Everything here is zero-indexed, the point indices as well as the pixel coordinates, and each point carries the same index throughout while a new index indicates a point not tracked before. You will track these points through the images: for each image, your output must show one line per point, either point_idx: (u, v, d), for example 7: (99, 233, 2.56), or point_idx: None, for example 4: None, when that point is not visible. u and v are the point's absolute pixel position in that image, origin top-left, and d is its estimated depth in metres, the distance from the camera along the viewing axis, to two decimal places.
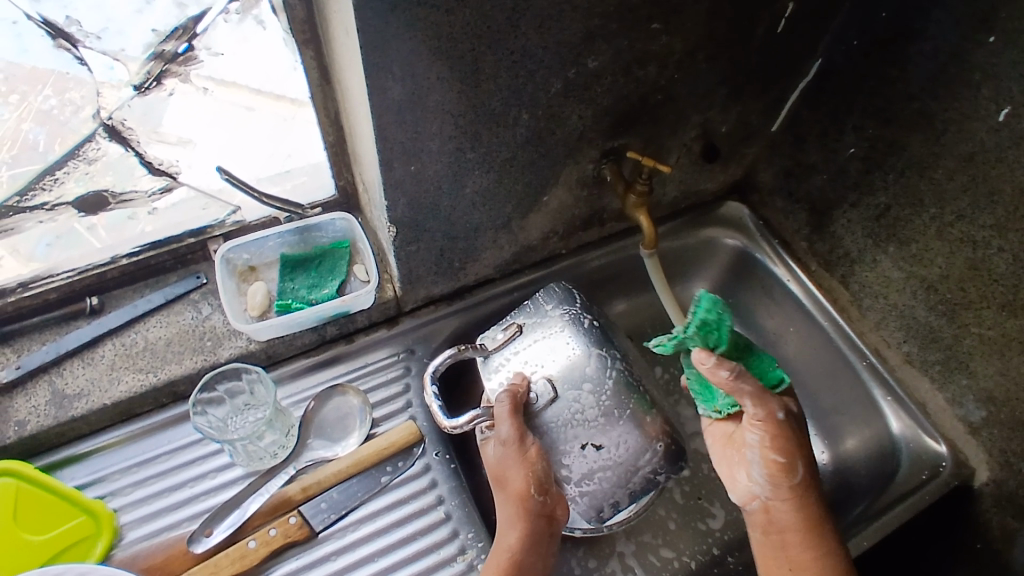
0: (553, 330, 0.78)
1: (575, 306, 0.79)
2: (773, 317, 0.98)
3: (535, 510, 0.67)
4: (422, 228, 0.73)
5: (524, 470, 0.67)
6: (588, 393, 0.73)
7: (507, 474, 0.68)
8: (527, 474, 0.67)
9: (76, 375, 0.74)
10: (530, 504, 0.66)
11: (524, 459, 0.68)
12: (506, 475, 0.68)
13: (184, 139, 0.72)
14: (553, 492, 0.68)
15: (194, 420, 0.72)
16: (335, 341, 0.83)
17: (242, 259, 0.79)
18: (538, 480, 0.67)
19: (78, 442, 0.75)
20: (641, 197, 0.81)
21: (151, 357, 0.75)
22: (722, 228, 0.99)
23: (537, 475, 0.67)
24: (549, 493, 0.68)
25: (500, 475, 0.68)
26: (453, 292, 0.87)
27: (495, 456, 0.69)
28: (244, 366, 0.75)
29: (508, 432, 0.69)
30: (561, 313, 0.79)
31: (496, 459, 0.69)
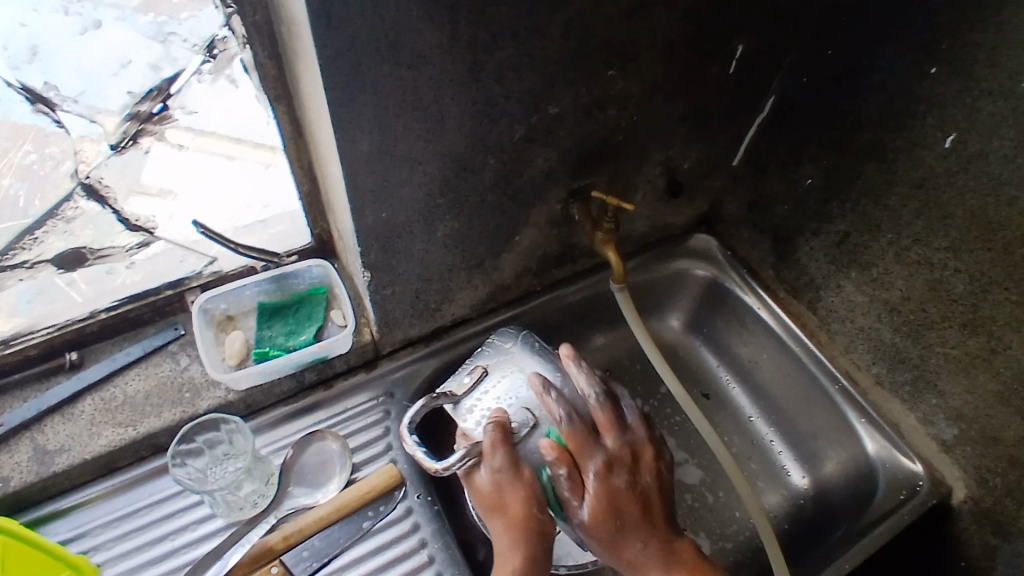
0: (518, 366, 0.74)
1: (533, 346, 0.76)
2: (747, 344, 1.00)
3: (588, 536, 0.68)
4: (397, 271, 0.75)
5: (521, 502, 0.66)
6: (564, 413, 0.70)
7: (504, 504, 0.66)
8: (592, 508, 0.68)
9: (56, 431, 0.73)
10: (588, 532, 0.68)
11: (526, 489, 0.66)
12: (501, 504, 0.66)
13: (164, 190, 0.75)
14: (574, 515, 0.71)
15: (174, 471, 0.72)
16: (314, 387, 0.84)
17: (220, 308, 0.80)
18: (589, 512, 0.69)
19: (58, 498, 0.74)
20: (609, 233, 0.84)
21: (130, 411, 0.75)
22: (692, 260, 1.02)
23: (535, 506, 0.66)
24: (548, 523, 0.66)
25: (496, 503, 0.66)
26: (430, 333, 0.88)
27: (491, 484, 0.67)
28: (223, 416, 0.75)
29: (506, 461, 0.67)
30: (523, 350, 0.75)
31: (491, 489, 0.67)
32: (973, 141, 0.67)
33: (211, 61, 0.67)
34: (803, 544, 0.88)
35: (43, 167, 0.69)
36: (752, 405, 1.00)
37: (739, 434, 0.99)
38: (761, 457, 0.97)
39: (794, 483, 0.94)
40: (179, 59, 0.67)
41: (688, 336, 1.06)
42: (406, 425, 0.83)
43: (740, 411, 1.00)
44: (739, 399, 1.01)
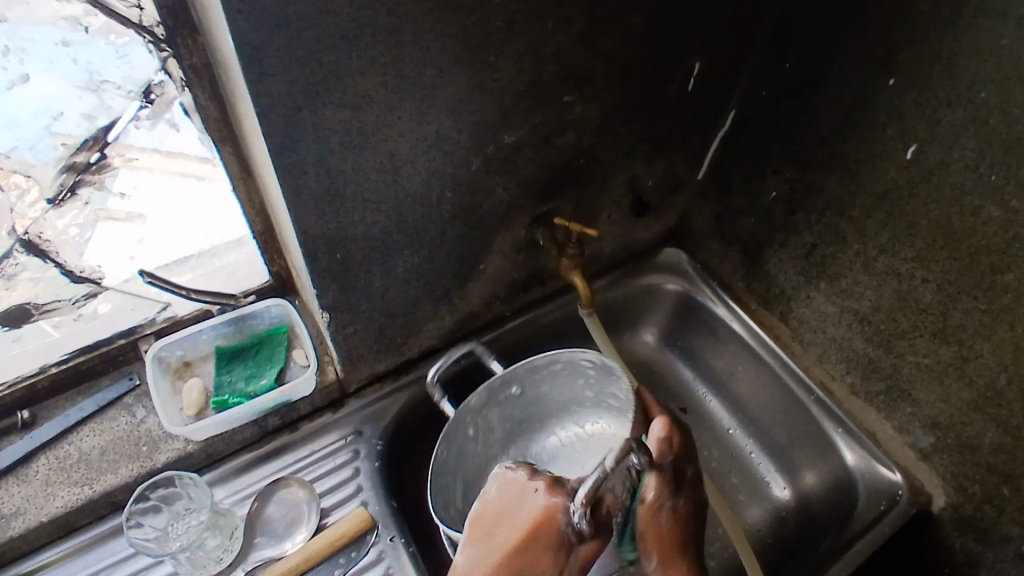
0: (531, 382, 0.74)
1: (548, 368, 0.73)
2: (722, 356, 1.00)
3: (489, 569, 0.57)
4: (358, 310, 0.72)
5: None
6: (500, 384, 0.73)
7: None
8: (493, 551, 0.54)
9: (10, 494, 0.70)
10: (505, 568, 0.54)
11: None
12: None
13: (133, 214, 0.71)
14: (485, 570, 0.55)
15: (128, 534, 0.69)
16: (279, 431, 0.81)
17: (175, 355, 0.77)
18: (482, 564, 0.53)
19: (16, 565, 0.70)
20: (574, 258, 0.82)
21: (86, 468, 0.72)
22: (662, 274, 1.01)
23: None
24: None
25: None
26: (398, 367, 0.86)
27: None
28: (176, 473, 0.71)
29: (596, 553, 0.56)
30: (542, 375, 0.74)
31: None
32: (935, 151, 0.66)
33: (148, 106, 0.63)
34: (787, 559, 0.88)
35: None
36: (730, 418, 0.99)
37: (717, 448, 0.97)
38: (741, 470, 0.96)
39: (776, 495, 0.93)
40: (114, 107, 0.62)
41: (663, 350, 1.04)
42: (377, 464, 0.80)
43: (719, 424, 0.99)
44: (717, 412, 1.00)
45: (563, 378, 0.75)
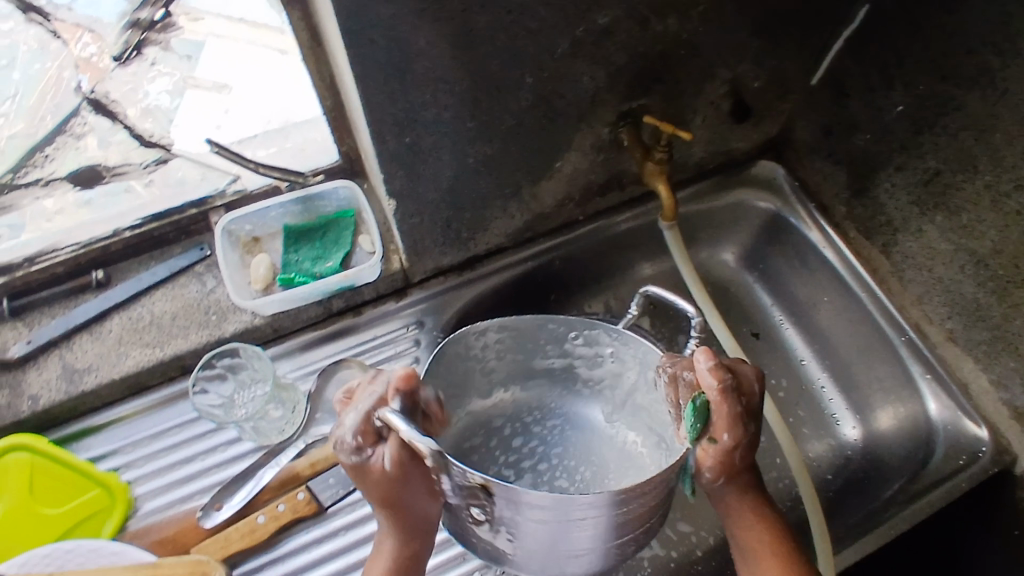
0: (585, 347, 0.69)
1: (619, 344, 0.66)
2: (807, 283, 0.93)
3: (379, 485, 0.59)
4: (424, 199, 0.69)
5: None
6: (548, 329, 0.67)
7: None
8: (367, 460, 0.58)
9: (84, 350, 0.74)
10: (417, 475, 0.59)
11: (375, 555, 0.61)
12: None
13: (219, 83, 0.78)
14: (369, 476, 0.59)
15: (195, 399, 0.72)
16: (343, 313, 0.81)
17: (244, 230, 0.77)
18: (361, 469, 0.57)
19: (93, 414, 0.75)
20: (661, 163, 0.74)
21: (157, 332, 0.74)
22: (755, 190, 0.94)
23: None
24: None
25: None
26: (463, 263, 0.84)
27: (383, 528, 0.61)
28: (242, 345, 0.74)
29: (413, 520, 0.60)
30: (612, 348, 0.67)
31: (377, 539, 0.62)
32: None
33: None
34: (846, 498, 0.84)
35: (43, 94, 0.76)
36: (805, 348, 0.94)
37: (788, 377, 0.93)
38: (810, 403, 0.91)
39: (843, 434, 0.89)
40: None
41: (741, 272, 0.99)
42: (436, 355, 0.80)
43: (792, 353, 0.95)
44: (792, 340, 0.95)
45: (610, 363, 0.69)
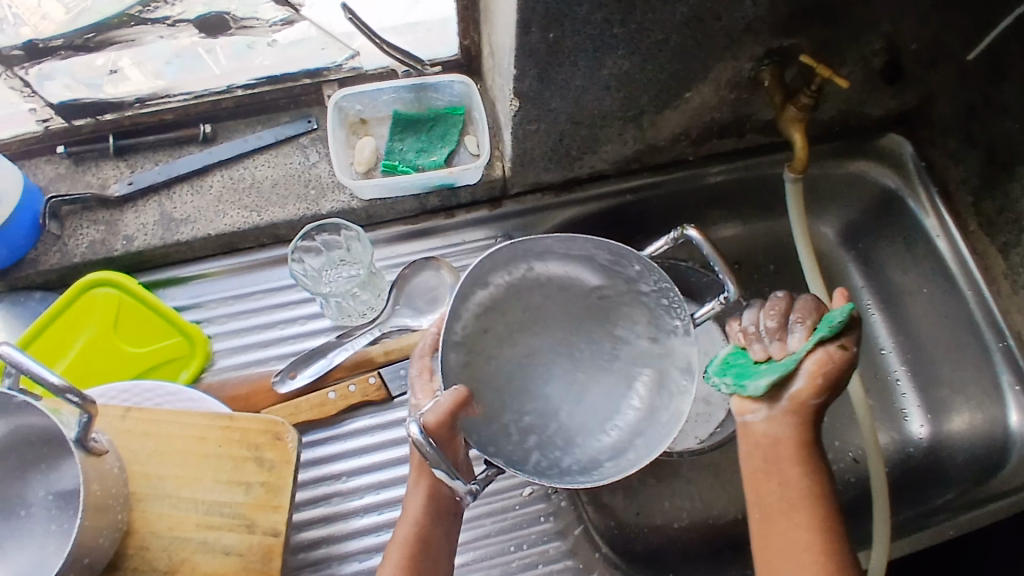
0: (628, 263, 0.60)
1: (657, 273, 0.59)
2: (907, 273, 0.89)
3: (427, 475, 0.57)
4: (547, 106, 0.66)
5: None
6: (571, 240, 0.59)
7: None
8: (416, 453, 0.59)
9: (184, 201, 0.74)
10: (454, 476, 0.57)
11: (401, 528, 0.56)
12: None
13: None
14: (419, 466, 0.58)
15: (292, 266, 0.72)
16: (435, 213, 0.80)
17: (354, 109, 0.76)
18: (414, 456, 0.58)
19: (182, 265, 0.76)
20: (804, 109, 0.70)
21: (256, 196, 0.75)
22: (877, 164, 0.89)
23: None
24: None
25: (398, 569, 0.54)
26: (564, 183, 0.82)
27: (412, 500, 0.57)
28: (346, 224, 0.73)
29: (440, 497, 0.57)
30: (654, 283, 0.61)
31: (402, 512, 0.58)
32: None
33: None
34: (899, 493, 0.84)
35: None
36: (889, 339, 0.91)
37: (864, 363, 0.90)
38: (883, 393, 0.90)
39: (910, 431, 0.87)
40: None
41: (840, 248, 0.95)
42: None
43: (873, 340, 0.92)
44: (877, 328, 0.92)
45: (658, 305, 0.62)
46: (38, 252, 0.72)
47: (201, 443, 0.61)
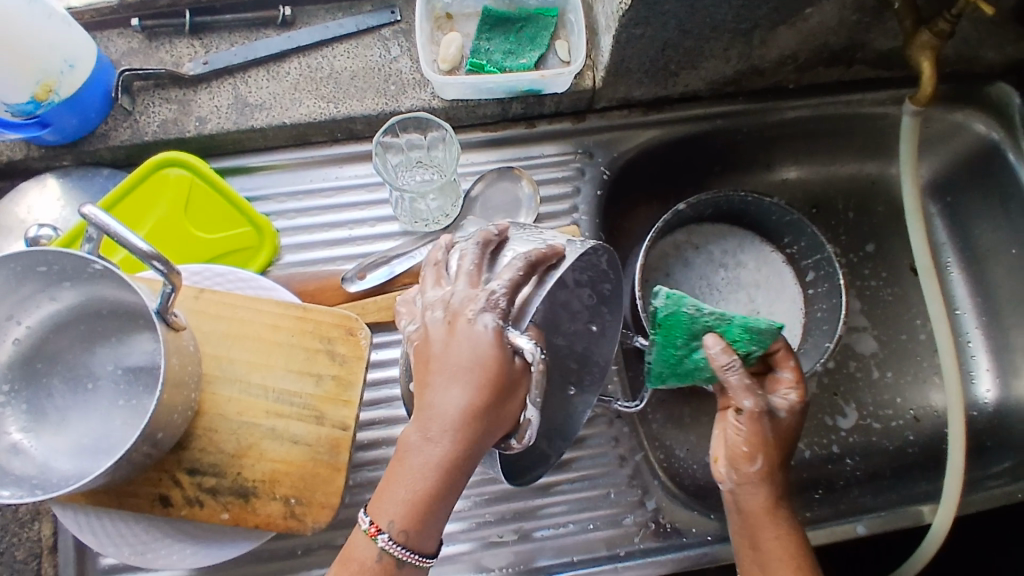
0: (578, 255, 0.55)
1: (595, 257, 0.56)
2: (997, 232, 0.85)
3: (485, 414, 0.45)
4: (658, 9, 0.60)
5: (448, 512, 0.46)
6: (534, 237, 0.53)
7: (433, 508, 0.45)
8: (472, 372, 0.44)
9: (259, 85, 0.71)
10: (492, 424, 0.45)
11: (430, 458, 0.44)
12: (440, 504, 0.45)
13: None
14: (472, 390, 0.44)
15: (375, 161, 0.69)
16: (515, 122, 0.76)
17: (442, 3, 0.71)
18: (482, 378, 0.44)
19: (252, 155, 0.74)
20: (939, 36, 0.63)
21: (335, 87, 0.71)
22: (980, 112, 0.83)
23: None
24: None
25: (412, 497, 0.44)
26: (654, 101, 0.78)
27: (439, 411, 0.44)
28: (432, 119, 0.70)
29: (480, 413, 0.44)
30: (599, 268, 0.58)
31: (423, 428, 0.45)
32: None
33: None
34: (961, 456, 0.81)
35: None
36: (967, 299, 0.89)
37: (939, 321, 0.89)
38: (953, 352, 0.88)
39: (976, 395, 0.86)
40: None
41: (926, 200, 0.91)
42: (598, 193, 0.76)
43: (951, 299, 0.89)
44: (956, 286, 0.89)
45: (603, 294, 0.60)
46: (107, 127, 0.70)
47: (274, 331, 0.60)
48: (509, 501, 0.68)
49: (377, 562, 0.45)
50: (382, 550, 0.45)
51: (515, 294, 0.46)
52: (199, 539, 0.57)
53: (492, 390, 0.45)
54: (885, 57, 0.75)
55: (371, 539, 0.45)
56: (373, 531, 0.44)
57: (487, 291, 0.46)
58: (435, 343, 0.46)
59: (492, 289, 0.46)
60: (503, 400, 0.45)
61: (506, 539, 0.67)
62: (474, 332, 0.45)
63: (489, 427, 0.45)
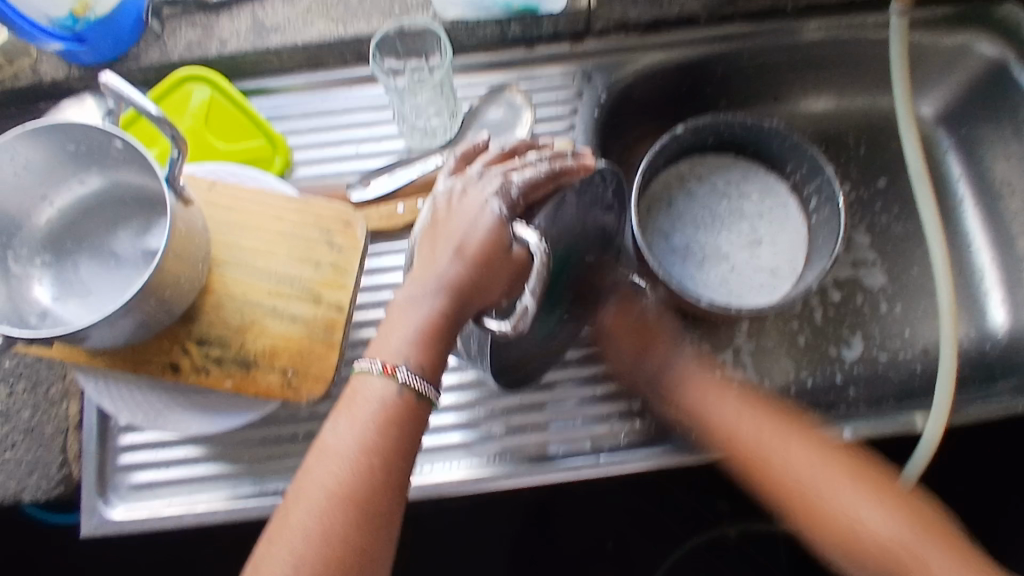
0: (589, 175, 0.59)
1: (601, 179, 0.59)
2: (1010, 160, 0.84)
3: (476, 280, 0.51)
4: None
5: (447, 361, 0.51)
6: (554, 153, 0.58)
7: (435, 349, 0.50)
8: (471, 247, 0.51)
9: (276, 10, 0.77)
10: (481, 292, 0.51)
11: (427, 306, 0.50)
12: (440, 347, 0.50)
13: None
14: (470, 261, 0.51)
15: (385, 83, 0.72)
16: (515, 46, 0.80)
17: None
18: (478, 254, 0.51)
19: (268, 78, 0.79)
20: None
21: (345, 10, 0.77)
22: (991, 31, 0.81)
23: (415, 420, 0.49)
24: (419, 446, 0.50)
25: (417, 334, 0.50)
26: (651, 24, 0.80)
27: (437, 268, 0.51)
28: (438, 33, 0.73)
29: (475, 273, 0.50)
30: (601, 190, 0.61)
31: (426, 286, 0.51)
32: None
33: None
34: (967, 382, 0.80)
35: None
36: (980, 233, 0.87)
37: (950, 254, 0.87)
38: (965, 288, 0.86)
39: (989, 327, 0.83)
40: None
41: (937, 130, 0.90)
42: (595, 113, 0.79)
43: (963, 233, 0.87)
44: (969, 220, 0.88)
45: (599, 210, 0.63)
46: (138, 48, 0.76)
47: (277, 221, 0.65)
48: (498, 399, 0.71)
49: (393, 398, 0.49)
50: (400, 387, 0.49)
51: (527, 190, 0.53)
52: (208, 408, 0.63)
53: (487, 263, 0.51)
54: None
55: (388, 377, 0.49)
56: (388, 367, 0.49)
57: (506, 177, 0.54)
58: (446, 217, 0.54)
59: (510, 179, 0.53)
60: (495, 277, 0.51)
61: (494, 434, 0.70)
62: (480, 212, 0.52)
63: (480, 296, 0.51)
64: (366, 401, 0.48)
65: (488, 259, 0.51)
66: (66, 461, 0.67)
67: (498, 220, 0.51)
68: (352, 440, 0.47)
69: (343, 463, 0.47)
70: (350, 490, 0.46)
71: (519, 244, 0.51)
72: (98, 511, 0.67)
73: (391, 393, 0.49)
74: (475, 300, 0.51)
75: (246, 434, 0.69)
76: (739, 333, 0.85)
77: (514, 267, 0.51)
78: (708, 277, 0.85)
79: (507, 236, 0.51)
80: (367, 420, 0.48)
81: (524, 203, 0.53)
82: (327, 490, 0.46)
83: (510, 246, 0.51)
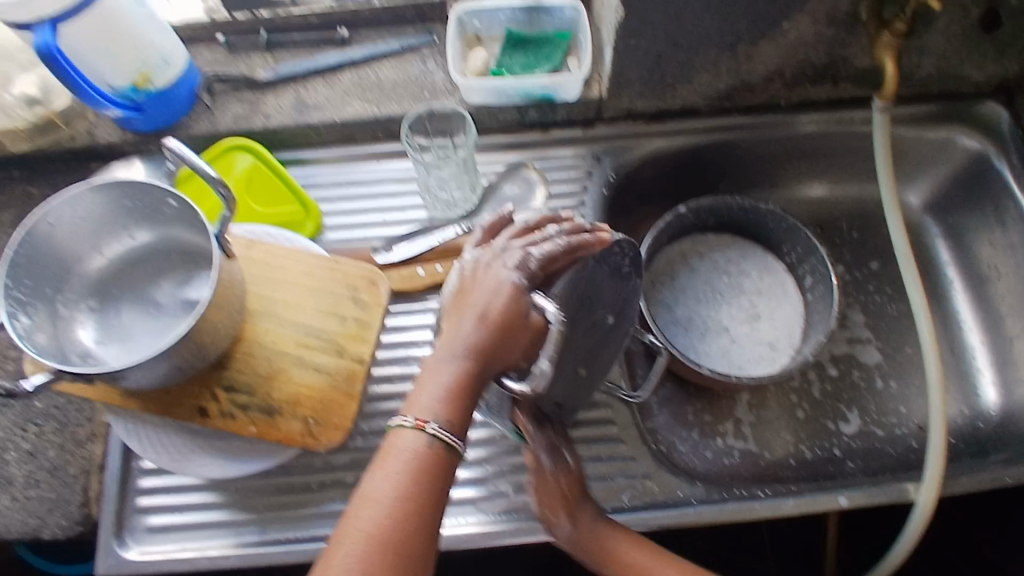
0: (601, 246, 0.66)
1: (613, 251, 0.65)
2: (994, 246, 0.90)
3: (499, 343, 0.54)
4: (648, 19, 0.72)
5: (473, 414, 0.54)
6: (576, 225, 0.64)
7: (465, 406, 0.53)
8: (492, 313, 0.54)
9: (318, 91, 0.85)
10: (504, 353, 0.54)
11: (455, 369, 0.53)
12: (469, 404, 0.53)
13: None
14: (492, 326, 0.54)
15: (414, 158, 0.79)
16: (532, 128, 0.88)
17: (473, 26, 0.85)
18: (499, 320, 0.54)
19: (305, 150, 0.86)
20: (897, 35, 0.75)
21: (380, 92, 0.85)
22: (968, 126, 0.89)
23: (445, 468, 0.52)
24: (448, 494, 0.52)
25: (446, 393, 0.52)
26: (657, 114, 0.88)
27: (462, 331, 0.54)
28: (463, 116, 0.80)
29: (498, 337, 0.54)
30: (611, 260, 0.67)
31: (451, 350, 0.54)
32: None
33: None
34: (963, 457, 0.82)
35: None
36: (969, 314, 0.91)
37: (942, 333, 0.91)
38: (958, 367, 0.89)
39: (982, 404, 0.86)
40: None
41: (924, 217, 0.96)
42: (604, 191, 0.85)
43: (954, 314, 0.92)
44: (958, 302, 0.92)
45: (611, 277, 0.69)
46: (190, 119, 0.84)
47: (309, 278, 0.70)
48: (508, 456, 0.74)
49: (426, 449, 0.51)
50: (431, 438, 0.51)
51: (545, 264, 0.58)
52: (229, 452, 0.65)
53: (508, 328, 0.54)
54: (867, 74, 0.84)
55: (420, 430, 0.51)
56: (419, 423, 0.51)
57: (526, 251, 0.58)
58: (470, 283, 0.57)
59: (529, 254, 0.58)
60: (516, 340, 0.54)
61: (504, 490, 0.72)
62: (502, 280, 0.56)
63: (503, 357, 0.54)
64: (400, 451, 0.51)
65: (509, 324, 0.54)
66: (86, 501, 0.71)
67: (517, 288, 0.55)
68: (390, 487, 0.49)
69: (380, 508, 0.49)
70: (388, 535, 0.48)
71: (537, 310, 0.56)
72: (113, 551, 0.69)
73: (424, 445, 0.51)
74: (499, 362, 0.54)
75: (262, 481, 0.72)
76: (740, 404, 0.88)
77: (532, 331, 0.55)
78: (710, 348, 0.89)
79: (525, 304, 0.55)
80: (401, 468, 0.50)
81: (541, 273, 0.58)
82: (366, 534, 0.48)
83: (528, 312, 0.55)
